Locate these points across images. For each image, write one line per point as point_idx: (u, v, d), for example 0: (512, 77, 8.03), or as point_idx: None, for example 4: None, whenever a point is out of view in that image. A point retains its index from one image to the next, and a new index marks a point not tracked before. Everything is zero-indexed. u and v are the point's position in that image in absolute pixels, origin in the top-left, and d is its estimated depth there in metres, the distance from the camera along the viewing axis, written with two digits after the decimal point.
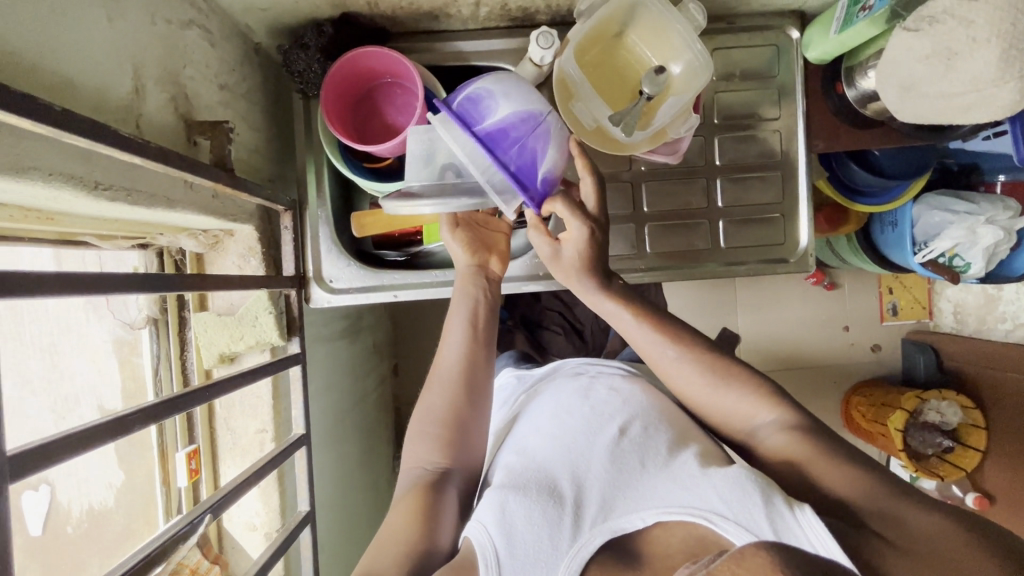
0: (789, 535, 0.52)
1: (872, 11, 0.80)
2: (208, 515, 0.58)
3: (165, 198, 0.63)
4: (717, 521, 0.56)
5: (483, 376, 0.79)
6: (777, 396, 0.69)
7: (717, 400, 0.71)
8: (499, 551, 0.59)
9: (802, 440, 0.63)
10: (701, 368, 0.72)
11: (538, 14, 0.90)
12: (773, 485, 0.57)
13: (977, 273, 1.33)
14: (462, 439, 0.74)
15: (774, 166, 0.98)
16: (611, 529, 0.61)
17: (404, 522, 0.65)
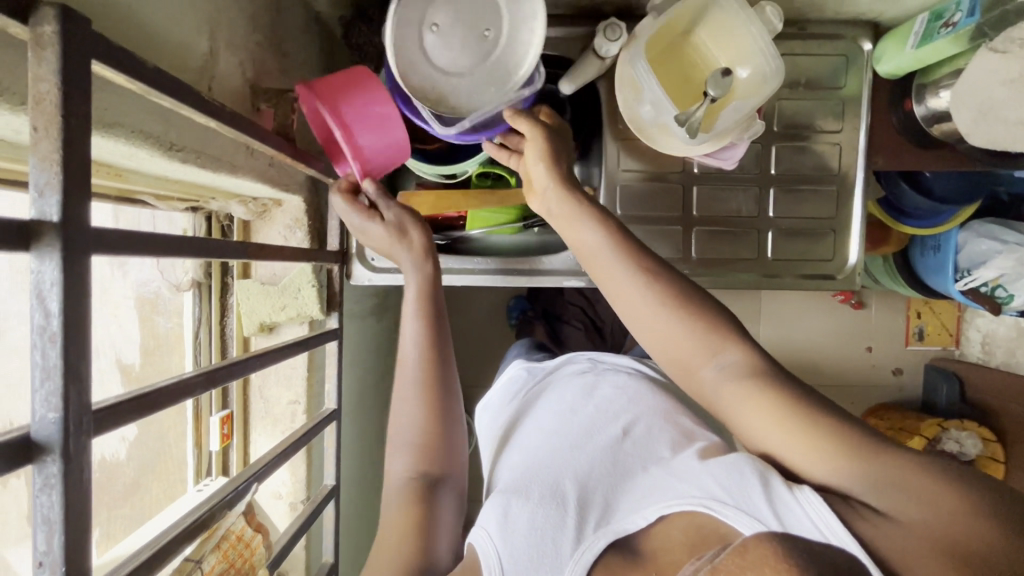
0: (792, 522, 0.46)
1: (956, 28, 0.77)
2: (254, 483, 0.59)
3: (230, 164, 0.63)
4: (718, 508, 0.50)
5: (449, 363, 0.71)
6: (736, 332, 0.56)
7: (667, 329, 0.57)
8: (502, 559, 0.57)
9: (772, 387, 0.51)
10: (657, 290, 0.58)
11: (606, 4, 0.88)
12: (773, 467, 0.51)
13: (1020, 305, 1.30)
14: (442, 441, 0.67)
15: (829, 180, 0.96)
16: (613, 531, 0.57)
17: (398, 538, 0.60)
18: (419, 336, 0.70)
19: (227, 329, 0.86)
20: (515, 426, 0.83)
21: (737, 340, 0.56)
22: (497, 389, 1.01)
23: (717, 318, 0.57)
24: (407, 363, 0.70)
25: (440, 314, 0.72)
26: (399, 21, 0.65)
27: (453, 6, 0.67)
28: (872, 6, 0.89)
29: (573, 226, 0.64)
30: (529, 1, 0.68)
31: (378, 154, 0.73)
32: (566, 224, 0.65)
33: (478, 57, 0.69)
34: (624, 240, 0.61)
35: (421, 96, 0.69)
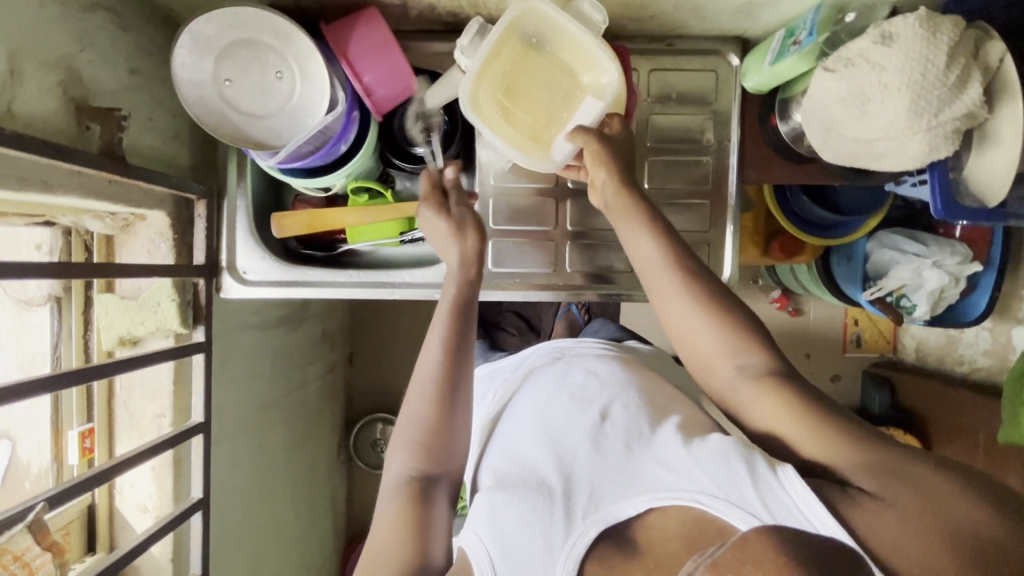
0: (780, 506, 0.57)
1: (800, 46, 0.78)
2: (42, 505, 0.56)
3: (44, 183, 0.63)
4: (713, 505, 0.60)
5: (465, 370, 0.77)
6: (761, 343, 0.69)
7: (702, 333, 0.70)
8: (494, 558, 0.63)
9: (781, 391, 0.65)
10: (697, 297, 0.70)
11: (470, 21, 0.89)
12: (755, 450, 0.62)
13: (922, 316, 1.31)
14: (441, 440, 0.73)
15: (704, 195, 0.97)
16: (602, 520, 0.64)
17: (396, 535, 0.67)
18: (436, 367, 0.75)
19: (88, 342, 0.86)
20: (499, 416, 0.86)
21: (759, 348, 0.69)
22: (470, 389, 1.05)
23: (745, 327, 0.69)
24: (426, 363, 0.76)
25: (465, 326, 0.78)
26: (194, 86, 0.76)
27: (239, 60, 0.77)
28: (734, 24, 0.90)
29: (630, 228, 0.75)
30: (303, 39, 0.77)
31: (380, 85, 0.82)
32: (620, 214, 0.77)
33: (280, 99, 0.79)
34: (673, 247, 0.73)
35: (241, 141, 0.80)
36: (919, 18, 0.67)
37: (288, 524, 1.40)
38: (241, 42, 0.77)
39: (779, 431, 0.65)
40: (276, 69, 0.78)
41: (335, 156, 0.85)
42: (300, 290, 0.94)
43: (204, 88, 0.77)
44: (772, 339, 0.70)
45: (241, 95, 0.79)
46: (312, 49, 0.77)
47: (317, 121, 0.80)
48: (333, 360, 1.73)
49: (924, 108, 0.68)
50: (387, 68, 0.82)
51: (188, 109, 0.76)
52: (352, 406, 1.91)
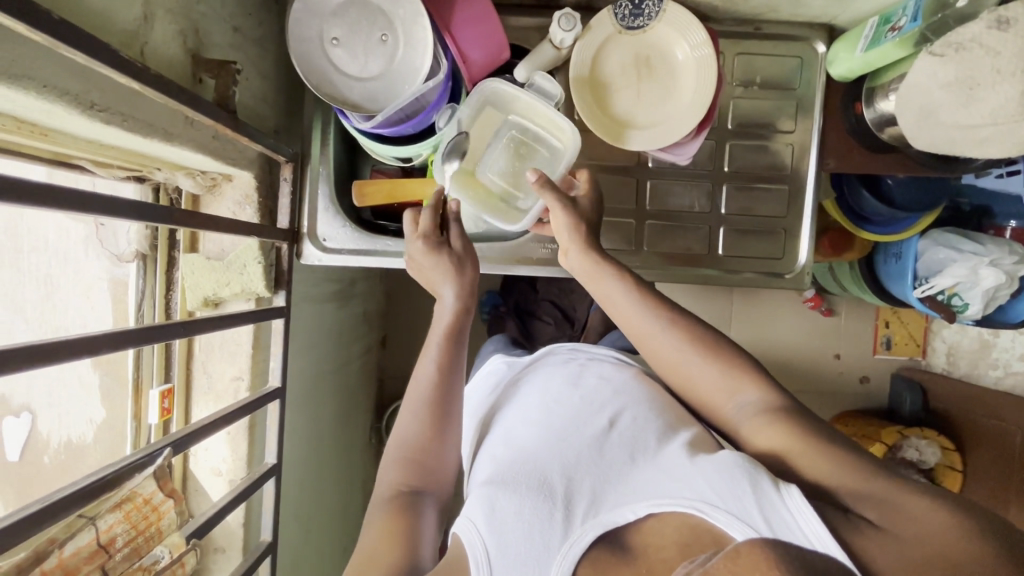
0: (783, 526, 0.51)
1: (901, 32, 0.79)
2: (168, 450, 0.58)
3: (164, 131, 0.63)
4: (711, 512, 0.55)
5: (457, 389, 0.77)
6: (759, 376, 0.68)
7: (696, 373, 0.71)
8: (488, 548, 0.62)
9: (786, 422, 0.63)
10: (689, 340, 0.71)
11: None
12: (761, 469, 0.57)
13: (974, 314, 1.32)
14: (434, 450, 0.75)
15: (782, 179, 0.97)
16: (601, 524, 0.62)
17: (381, 539, 0.67)
18: (429, 392, 0.76)
19: (172, 302, 0.85)
20: (499, 409, 0.86)
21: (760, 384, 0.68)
22: (478, 384, 1.02)
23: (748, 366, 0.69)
24: (420, 386, 0.76)
25: (455, 350, 0.77)
26: (300, 41, 0.77)
27: (349, 20, 0.78)
28: (824, 9, 0.90)
29: (601, 285, 0.76)
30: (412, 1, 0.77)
31: (478, 53, 0.82)
32: (595, 279, 0.76)
33: (382, 62, 0.79)
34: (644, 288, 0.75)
35: (339, 101, 0.79)
36: None
37: (329, 502, 1.39)
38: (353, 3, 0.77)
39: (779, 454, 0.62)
40: (381, 31, 0.78)
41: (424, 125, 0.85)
42: (378, 260, 0.94)
43: (309, 45, 0.77)
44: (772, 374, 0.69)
45: (344, 56, 0.79)
46: (420, 13, 0.77)
47: (413, 85, 0.79)
48: (370, 341, 1.73)
49: None
50: (486, 35, 0.80)
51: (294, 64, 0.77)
52: (384, 390, 1.90)
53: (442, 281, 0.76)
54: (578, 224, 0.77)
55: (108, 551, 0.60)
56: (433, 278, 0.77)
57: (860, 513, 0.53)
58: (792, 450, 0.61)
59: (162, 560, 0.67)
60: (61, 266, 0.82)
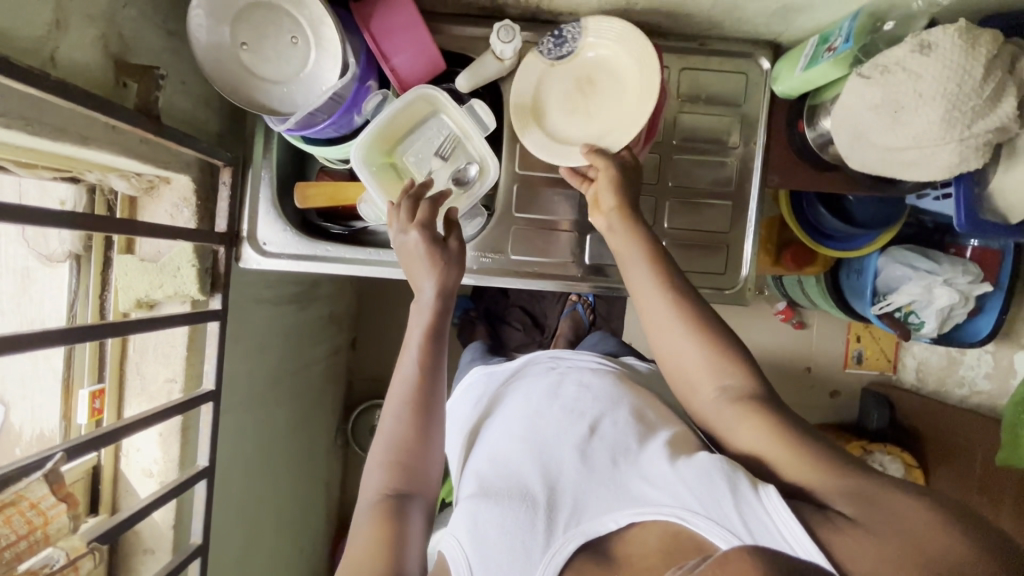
0: (761, 528, 0.54)
1: (835, 52, 0.79)
2: (63, 453, 0.57)
3: (79, 135, 0.63)
4: (692, 519, 0.58)
5: (438, 388, 0.78)
6: (752, 371, 0.68)
7: (695, 363, 0.69)
8: (471, 563, 0.63)
9: (764, 418, 0.64)
10: (687, 326, 0.70)
11: (507, 7, 0.89)
12: (738, 469, 0.60)
13: (929, 332, 1.32)
14: (416, 458, 0.74)
15: (726, 195, 0.97)
16: (584, 533, 0.62)
17: (368, 548, 0.66)
18: (407, 392, 0.77)
19: (106, 303, 0.85)
20: (481, 420, 0.84)
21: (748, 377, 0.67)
22: (456, 396, 1.00)
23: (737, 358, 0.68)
24: (401, 385, 0.78)
25: (437, 345, 0.79)
26: (206, 46, 0.74)
27: (254, 24, 0.76)
28: (768, 27, 0.90)
29: (630, 256, 0.77)
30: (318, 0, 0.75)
31: (407, 60, 0.82)
32: (619, 242, 0.79)
33: (295, 65, 0.78)
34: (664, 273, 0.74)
35: (259, 107, 0.78)
36: (959, 29, 0.67)
37: (284, 504, 1.39)
38: (257, 5, 0.75)
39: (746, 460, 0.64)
40: (292, 33, 0.77)
41: (348, 128, 0.84)
42: (319, 265, 0.94)
43: (215, 50, 0.75)
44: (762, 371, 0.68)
45: (255, 60, 0.77)
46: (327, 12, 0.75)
47: (330, 86, 0.78)
48: (337, 343, 1.73)
49: (957, 118, 0.68)
50: (410, 41, 0.81)
51: (205, 71, 0.75)
52: (352, 392, 1.90)
53: (425, 275, 0.79)
54: (619, 184, 0.82)
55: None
56: (416, 271, 0.80)
57: (833, 507, 0.56)
58: (770, 449, 0.62)
59: (54, 565, 0.59)
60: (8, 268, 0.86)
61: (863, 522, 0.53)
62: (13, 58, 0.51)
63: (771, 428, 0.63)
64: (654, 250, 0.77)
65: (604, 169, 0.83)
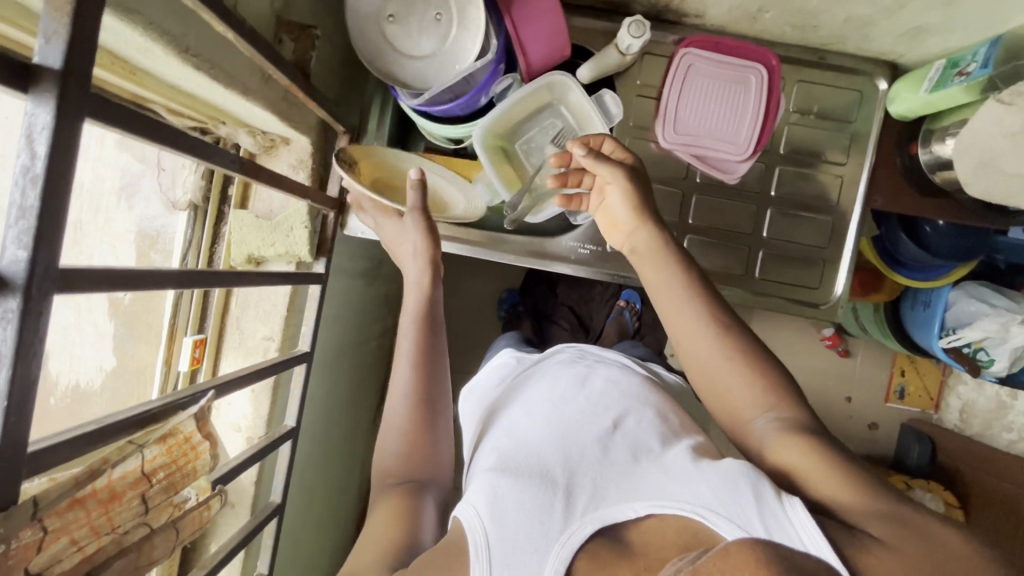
0: (779, 531, 0.48)
1: (969, 77, 0.79)
2: (212, 393, 0.60)
3: (242, 85, 0.64)
4: (711, 516, 0.51)
5: (438, 380, 0.76)
6: (787, 399, 0.62)
7: (727, 376, 0.64)
8: (488, 534, 0.56)
9: (809, 443, 0.57)
10: (728, 348, 0.65)
11: (637, 4, 0.90)
12: (761, 475, 0.54)
13: (998, 371, 1.30)
14: (426, 452, 0.70)
15: (826, 211, 0.97)
16: (602, 518, 0.56)
17: (383, 527, 0.62)
18: (412, 391, 0.73)
19: (216, 254, 0.87)
20: (494, 415, 0.78)
21: (792, 404, 0.62)
22: (484, 375, 0.96)
23: (783, 384, 0.64)
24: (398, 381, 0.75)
25: (433, 332, 0.78)
26: (359, 16, 0.77)
27: None
28: (894, 46, 0.91)
29: (658, 269, 0.72)
30: None
31: (539, 46, 0.83)
32: (649, 264, 0.73)
33: (435, 42, 0.79)
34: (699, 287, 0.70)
35: (392, 79, 0.79)
36: None
37: (330, 478, 1.39)
38: None
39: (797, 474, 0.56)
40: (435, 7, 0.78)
41: (473, 108, 0.85)
42: None
43: (365, 20, 0.77)
44: (802, 395, 0.63)
45: (399, 33, 0.78)
46: None
47: (466, 66, 0.79)
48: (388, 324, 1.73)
49: None
50: (546, 26, 0.81)
51: (352, 38, 0.77)
52: None
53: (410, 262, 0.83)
54: (636, 200, 0.75)
55: (151, 479, 0.54)
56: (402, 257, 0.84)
57: (863, 528, 0.49)
58: (807, 470, 0.55)
59: (190, 501, 0.61)
60: (92, 212, 0.85)
61: (893, 544, 0.48)
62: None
63: (819, 453, 0.56)
64: (695, 271, 0.71)
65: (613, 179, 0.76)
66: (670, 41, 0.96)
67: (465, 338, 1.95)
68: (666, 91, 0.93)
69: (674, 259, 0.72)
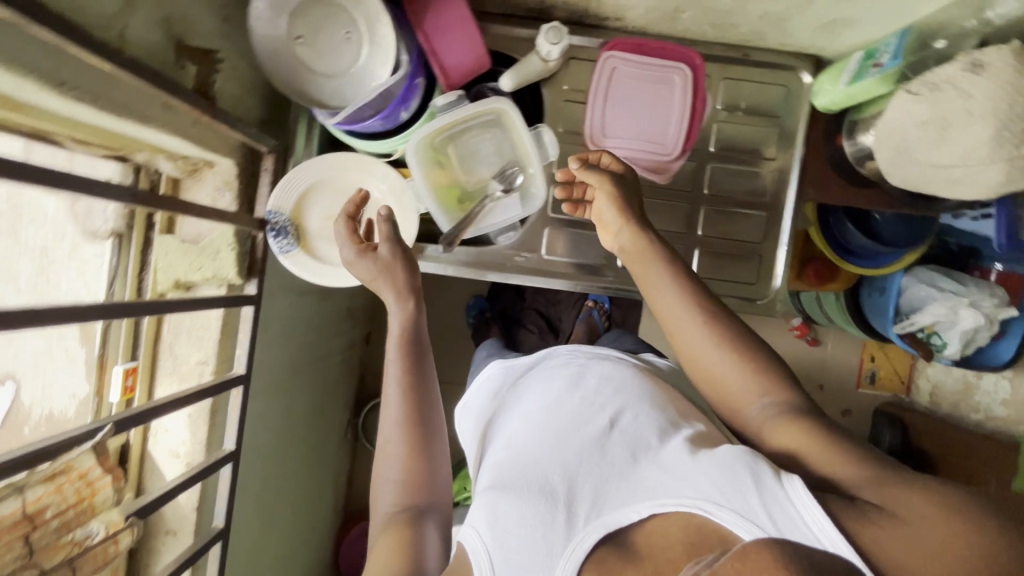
0: (790, 522, 0.49)
1: (883, 69, 0.79)
2: (110, 427, 0.60)
3: (139, 114, 0.64)
4: (716, 511, 0.52)
5: (430, 408, 0.77)
6: (778, 377, 0.65)
7: (718, 367, 0.67)
8: (492, 557, 0.59)
9: (802, 423, 0.60)
10: (713, 334, 0.68)
11: (555, 9, 0.90)
12: (761, 460, 0.55)
13: (951, 355, 1.32)
14: (424, 474, 0.72)
15: (760, 206, 0.98)
16: (604, 525, 0.58)
17: (386, 560, 0.63)
18: (401, 415, 0.75)
19: (143, 281, 0.86)
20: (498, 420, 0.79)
21: (790, 387, 0.65)
22: (475, 389, 0.93)
23: (771, 366, 0.66)
24: (388, 413, 0.76)
25: (422, 359, 0.80)
26: (264, 38, 0.75)
27: (310, 16, 0.77)
28: (814, 40, 0.91)
29: (647, 272, 0.75)
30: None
31: (455, 58, 0.84)
32: (638, 263, 0.77)
33: (347, 60, 0.79)
34: (691, 288, 0.72)
35: (306, 99, 0.79)
36: (1014, 50, 0.66)
37: (295, 496, 1.38)
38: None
39: (799, 453, 0.58)
40: (344, 27, 0.77)
41: (394, 122, 0.85)
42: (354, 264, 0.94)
43: (269, 41, 0.75)
44: (788, 374, 0.66)
45: (307, 53, 0.78)
46: (384, 13, 0.76)
47: (380, 83, 0.79)
48: (355, 336, 1.72)
49: (1007, 140, 0.68)
50: (460, 42, 0.82)
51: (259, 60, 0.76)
52: (363, 387, 1.87)
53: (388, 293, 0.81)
54: (621, 202, 0.80)
55: None
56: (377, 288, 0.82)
57: (862, 496, 0.52)
58: (802, 448, 0.58)
59: (94, 537, 0.65)
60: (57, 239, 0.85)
61: (893, 511, 0.48)
62: (93, 34, 0.53)
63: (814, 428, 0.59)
64: (681, 265, 0.74)
65: (599, 187, 0.81)
66: (594, 44, 0.96)
67: (434, 347, 1.95)
68: (591, 96, 0.93)
69: (669, 261, 0.75)
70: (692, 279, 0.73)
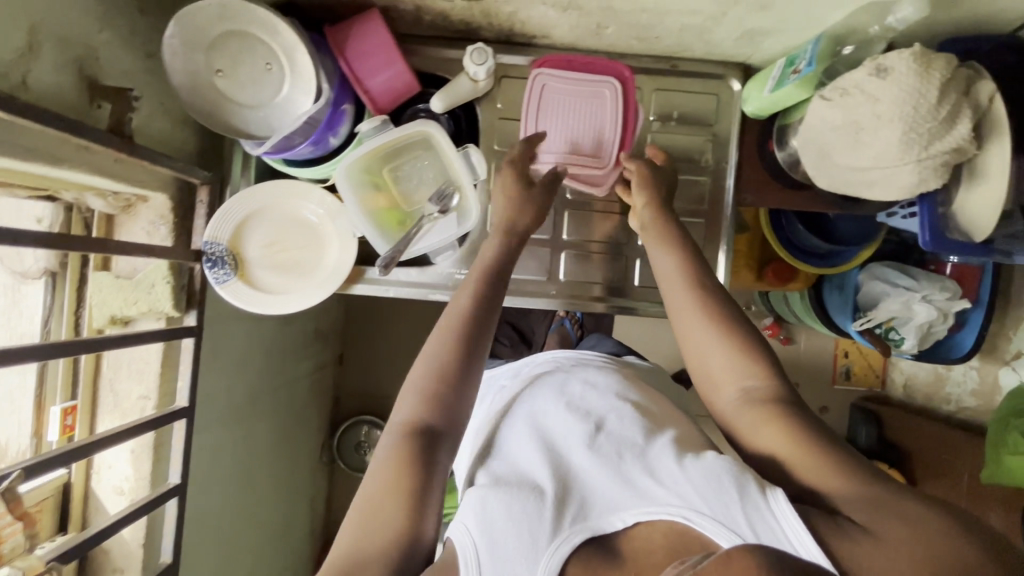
0: (767, 529, 0.51)
1: (800, 74, 0.80)
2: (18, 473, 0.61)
3: (47, 156, 0.64)
4: (697, 519, 0.54)
5: (485, 344, 0.72)
6: (763, 363, 0.66)
7: (704, 351, 0.69)
8: (479, 548, 0.57)
9: (784, 424, 0.61)
10: (705, 313, 0.70)
11: (482, 30, 0.91)
12: (747, 471, 0.56)
13: (909, 349, 1.33)
14: (450, 394, 0.68)
15: (699, 214, 0.99)
16: (591, 528, 0.58)
17: (386, 497, 0.60)
18: (451, 342, 0.70)
19: (80, 318, 0.86)
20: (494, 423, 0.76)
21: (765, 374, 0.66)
22: None
23: (758, 354, 0.67)
24: (443, 333, 0.71)
25: (488, 293, 0.76)
26: (184, 73, 0.76)
27: (229, 49, 0.77)
28: (738, 48, 0.93)
29: (656, 253, 0.79)
30: (286, 29, 0.75)
31: (382, 84, 0.85)
32: (654, 240, 0.80)
33: (270, 91, 0.80)
34: (693, 270, 0.75)
35: (233, 132, 0.80)
36: (914, 54, 0.69)
37: (263, 523, 1.36)
38: (232, 33, 0.76)
39: (785, 461, 0.59)
40: (265, 58, 0.78)
41: (326, 148, 0.86)
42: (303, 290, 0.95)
43: (189, 77, 0.76)
44: (779, 363, 0.66)
45: (230, 86, 0.79)
46: (301, 42, 0.76)
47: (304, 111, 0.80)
48: (325, 358, 1.71)
49: (915, 140, 0.69)
50: (385, 68, 0.84)
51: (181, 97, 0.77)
52: (339, 408, 1.86)
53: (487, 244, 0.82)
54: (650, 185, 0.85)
55: None
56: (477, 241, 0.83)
57: (850, 517, 0.53)
58: (781, 452, 0.59)
59: None
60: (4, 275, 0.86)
61: (879, 533, 0.50)
62: None
63: (783, 428, 0.60)
64: (691, 251, 0.77)
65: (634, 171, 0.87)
66: (525, 62, 0.97)
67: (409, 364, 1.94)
68: (524, 113, 0.94)
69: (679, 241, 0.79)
70: (695, 258, 0.76)
